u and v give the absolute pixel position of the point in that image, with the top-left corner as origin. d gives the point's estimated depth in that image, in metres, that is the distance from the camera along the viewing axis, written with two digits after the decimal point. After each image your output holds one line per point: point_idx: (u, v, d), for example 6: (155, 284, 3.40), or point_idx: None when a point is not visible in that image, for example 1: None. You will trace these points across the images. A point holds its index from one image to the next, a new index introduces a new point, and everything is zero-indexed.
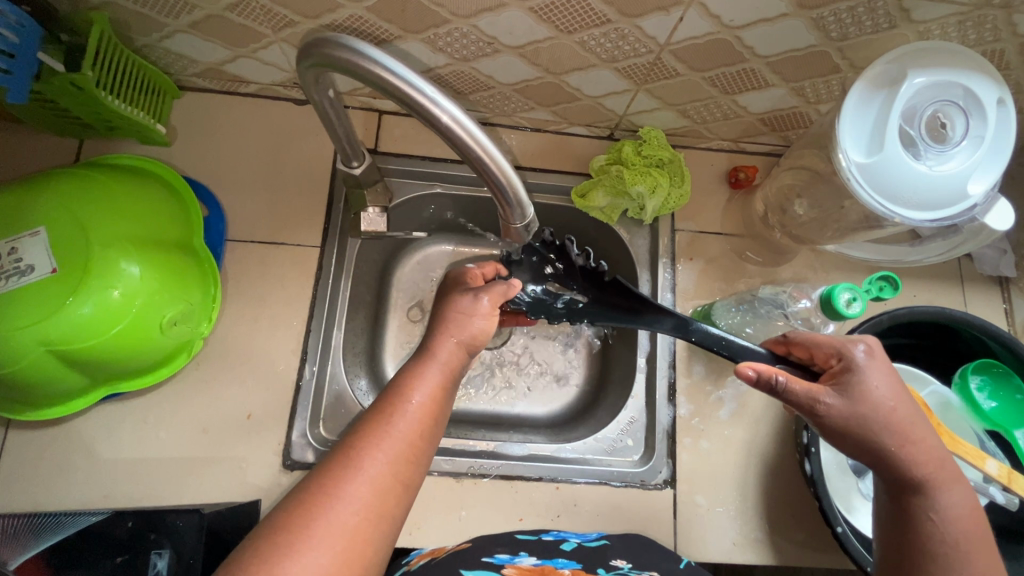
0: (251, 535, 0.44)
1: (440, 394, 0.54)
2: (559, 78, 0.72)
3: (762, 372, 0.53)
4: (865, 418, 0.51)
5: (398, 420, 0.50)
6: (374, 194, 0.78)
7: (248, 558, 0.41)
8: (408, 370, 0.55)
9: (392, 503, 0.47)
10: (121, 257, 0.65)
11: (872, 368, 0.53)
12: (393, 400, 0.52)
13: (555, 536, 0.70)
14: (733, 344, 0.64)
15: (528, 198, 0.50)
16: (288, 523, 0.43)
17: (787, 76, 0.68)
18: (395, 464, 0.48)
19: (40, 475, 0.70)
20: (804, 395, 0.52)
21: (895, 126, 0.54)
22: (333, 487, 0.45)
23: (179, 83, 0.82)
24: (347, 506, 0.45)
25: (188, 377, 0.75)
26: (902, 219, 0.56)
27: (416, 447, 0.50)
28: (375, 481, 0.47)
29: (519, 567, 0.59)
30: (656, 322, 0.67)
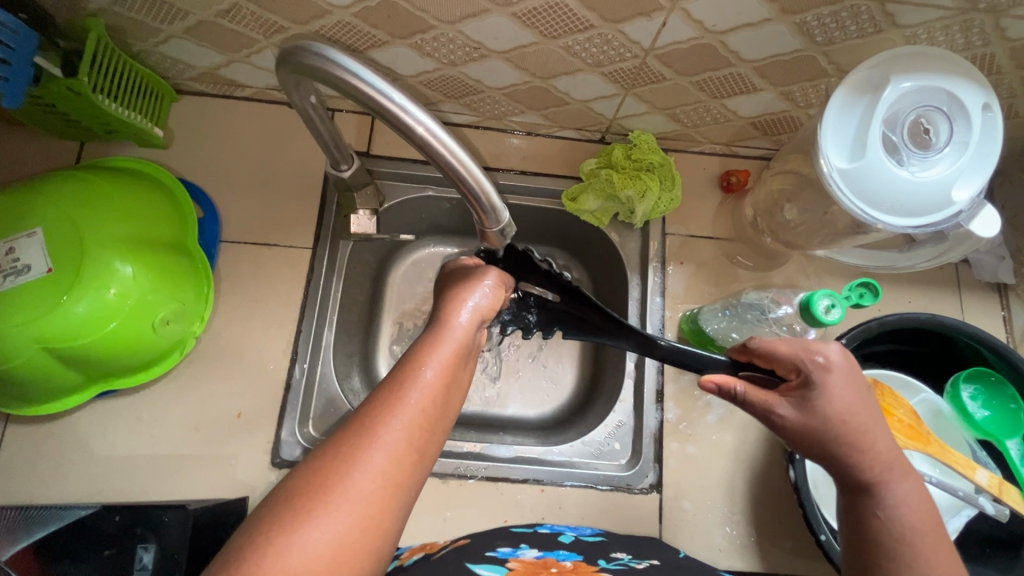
0: (264, 504, 0.42)
1: (455, 364, 0.53)
2: (547, 83, 0.73)
3: (722, 386, 0.56)
4: (816, 430, 0.52)
5: (413, 388, 0.49)
6: (365, 197, 0.79)
7: (262, 528, 0.40)
8: (421, 344, 0.54)
9: (409, 471, 0.45)
10: (116, 257, 0.67)
11: (831, 383, 0.53)
12: (406, 371, 0.50)
13: (552, 530, 0.69)
14: (695, 356, 0.65)
15: (503, 203, 0.51)
16: (303, 491, 0.42)
17: (775, 80, 0.68)
18: (412, 433, 0.47)
19: (36, 469, 0.72)
20: (760, 404, 0.55)
21: (877, 132, 0.54)
22: (349, 455, 0.44)
23: (177, 88, 0.84)
24: (364, 473, 0.43)
25: (181, 375, 0.76)
26: (885, 225, 0.55)
27: (432, 416, 0.49)
28: (392, 448, 0.45)
29: (523, 560, 0.56)
30: (622, 341, 0.69)
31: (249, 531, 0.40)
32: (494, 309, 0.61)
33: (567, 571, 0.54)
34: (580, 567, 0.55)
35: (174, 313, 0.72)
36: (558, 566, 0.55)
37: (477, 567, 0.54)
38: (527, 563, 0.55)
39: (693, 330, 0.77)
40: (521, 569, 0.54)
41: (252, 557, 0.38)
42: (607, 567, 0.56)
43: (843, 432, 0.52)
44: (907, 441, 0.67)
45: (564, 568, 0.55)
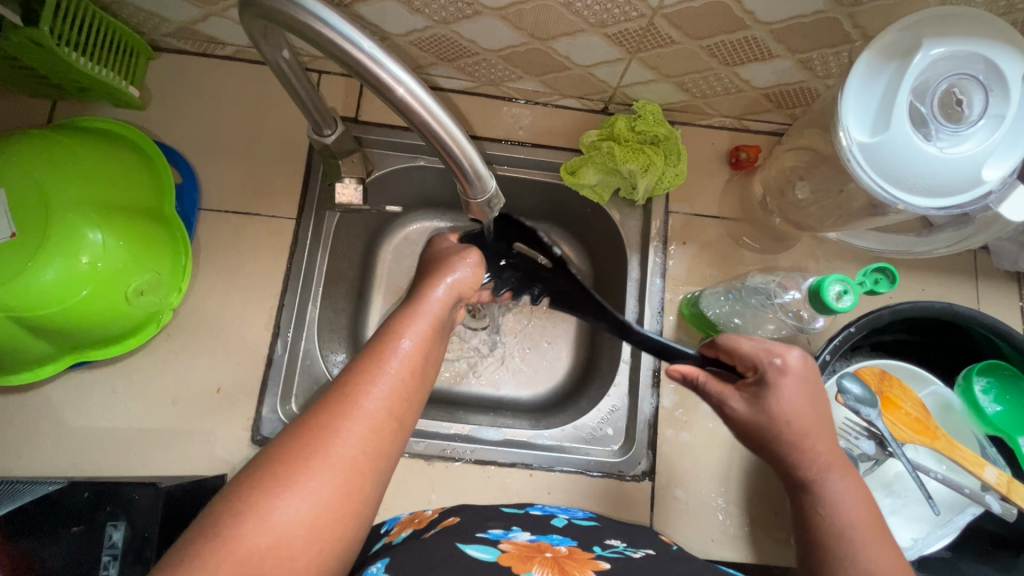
0: (243, 471, 0.41)
1: (432, 337, 0.51)
2: (546, 45, 0.68)
3: (685, 374, 0.57)
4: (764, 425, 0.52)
5: (392, 357, 0.47)
6: (351, 164, 0.75)
7: (238, 493, 0.39)
8: (398, 314, 0.52)
9: (388, 441, 0.44)
10: (86, 224, 0.63)
11: (785, 385, 0.52)
12: (384, 340, 0.49)
13: (544, 511, 0.65)
14: (665, 346, 0.63)
15: (490, 171, 0.46)
16: (283, 458, 0.41)
17: (793, 46, 0.62)
18: (390, 402, 0.45)
19: (8, 441, 0.69)
20: (716, 396, 0.56)
21: (904, 104, 0.49)
22: (327, 421, 0.42)
23: (154, 45, 0.79)
24: (343, 441, 0.42)
25: (158, 347, 0.74)
26: (906, 205, 0.51)
27: (410, 386, 0.47)
28: (370, 418, 0.44)
29: (517, 543, 0.52)
30: (600, 319, 0.65)
31: (228, 497, 0.39)
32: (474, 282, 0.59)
33: (563, 557, 0.50)
34: (577, 553, 0.52)
35: (149, 283, 0.69)
36: (553, 551, 0.51)
37: (467, 548, 0.50)
38: (521, 546, 0.51)
39: (694, 314, 0.74)
40: (514, 551, 0.50)
41: (229, 521, 0.37)
42: (604, 555, 0.52)
43: (787, 420, 0.51)
44: (912, 434, 0.65)
45: (560, 553, 0.51)
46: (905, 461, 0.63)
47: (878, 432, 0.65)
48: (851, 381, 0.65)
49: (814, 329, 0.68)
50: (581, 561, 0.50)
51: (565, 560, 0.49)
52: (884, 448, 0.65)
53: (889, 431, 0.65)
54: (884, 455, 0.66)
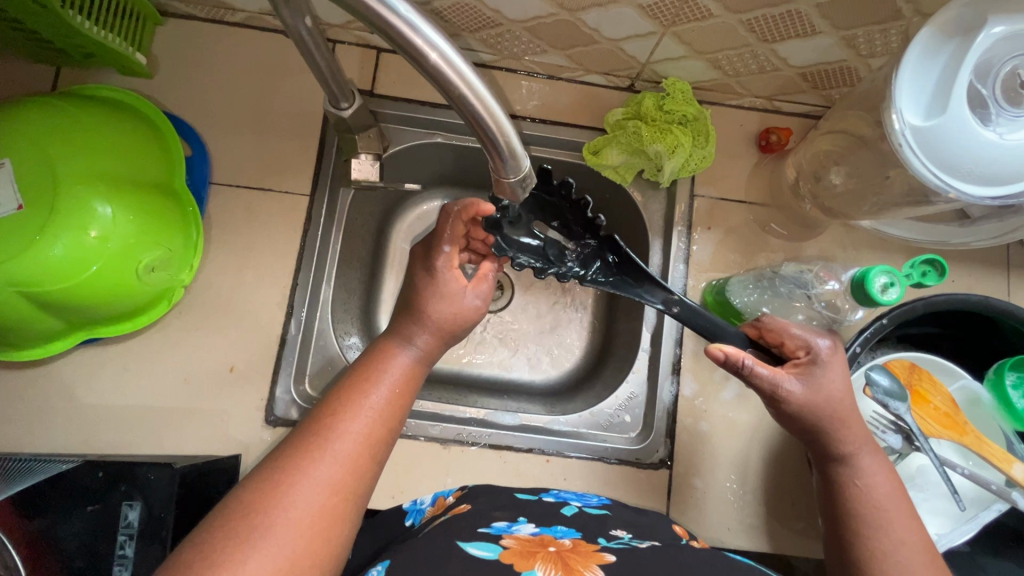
0: (212, 517, 0.41)
1: (403, 387, 0.51)
2: (575, 16, 0.64)
3: (731, 355, 0.53)
4: (819, 405, 0.52)
5: (360, 412, 0.47)
6: (367, 140, 0.72)
7: (193, 552, 0.38)
8: (376, 355, 0.53)
9: (359, 485, 0.45)
10: (94, 197, 0.61)
11: (835, 365, 0.54)
12: (356, 386, 0.49)
13: (556, 499, 0.63)
14: (710, 324, 0.59)
15: (525, 150, 0.44)
16: (259, 500, 0.41)
17: (837, 22, 0.59)
18: (355, 456, 0.45)
19: (20, 417, 0.68)
20: (767, 379, 0.53)
21: (965, 83, 0.46)
22: (300, 465, 0.43)
23: (162, 9, 0.76)
24: (316, 484, 0.43)
25: (170, 325, 0.72)
26: (958, 193, 0.48)
27: (377, 439, 0.47)
28: (346, 460, 0.45)
29: (518, 537, 0.51)
30: (646, 293, 0.61)
31: (182, 558, 0.38)
32: (459, 321, 0.56)
33: (566, 550, 0.49)
34: (580, 546, 0.50)
35: (161, 260, 0.67)
36: (556, 545, 0.50)
37: (467, 546, 0.48)
38: (522, 541, 0.50)
39: (718, 301, 0.72)
40: (515, 546, 0.49)
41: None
42: (608, 547, 0.51)
43: (840, 398, 0.53)
44: (941, 429, 0.64)
45: (563, 547, 0.49)
46: (932, 456, 0.63)
47: (905, 426, 0.64)
48: (878, 374, 0.64)
49: (849, 321, 0.67)
50: (585, 554, 0.48)
51: (568, 553, 0.48)
52: (912, 442, 0.64)
53: (918, 425, 0.64)
54: (910, 449, 0.65)
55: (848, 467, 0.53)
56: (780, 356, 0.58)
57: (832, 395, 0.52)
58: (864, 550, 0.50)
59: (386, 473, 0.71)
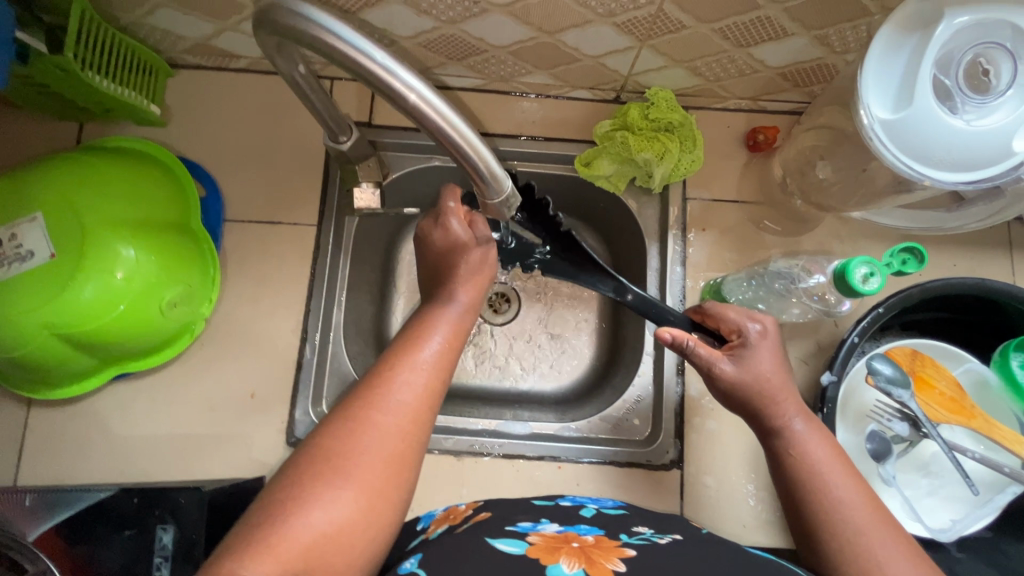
0: (282, 471, 0.43)
1: (456, 337, 0.54)
2: (555, 38, 0.67)
3: (677, 337, 0.57)
4: (749, 384, 0.55)
5: (421, 356, 0.51)
6: (367, 169, 0.76)
7: (281, 493, 0.41)
8: (427, 312, 0.56)
9: (422, 427, 0.47)
10: (118, 242, 0.65)
11: (763, 346, 0.57)
12: (415, 338, 0.53)
13: (573, 502, 0.64)
14: (659, 309, 0.67)
15: (504, 171, 0.46)
16: (335, 444, 0.44)
17: (807, 23, 0.61)
18: (421, 397, 0.48)
19: (60, 452, 0.73)
20: (703, 359, 0.58)
21: (926, 76, 0.47)
22: (362, 418, 0.45)
23: (172, 62, 0.81)
24: (378, 437, 0.44)
25: (193, 357, 0.76)
26: (933, 181, 0.49)
27: (438, 383, 0.50)
28: (408, 409, 0.47)
29: (545, 535, 0.52)
30: (599, 282, 0.69)
31: (271, 498, 0.41)
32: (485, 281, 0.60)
33: (590, 545, 0.50)
34: (603, 542, 0.51)
35: (181, 295, 0.71)
36: (580, 541, 0.51)
37: (495, 542, 0.50)
38: (548, 539, 0.51)
39: (715, 300, 0.74)
40: (541, 544, 0.50)
41: (274, 518, 0.39)
42: (630, 542, 0.51)
43: (769, 377, 0.55)
44: (949, 415, 0.64)
45: (587, 543, 0.51)
46: (940, 442, 0.63)
47: (910, 413, 0.64)
48: (879, 363, 0.64)
49: (840, 312, 0.69)
50: (607, 548, 0.49)
51: (591, 548, 0.49)
52: (919, 429, 0.65)
53: (923, 412, 0.63)
54: (918, 436, 0.65)
55: (784, 438, 0.53)
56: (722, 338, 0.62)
57: (760, 375, 0.55)
58: (807, 506, 0.50)
59: None
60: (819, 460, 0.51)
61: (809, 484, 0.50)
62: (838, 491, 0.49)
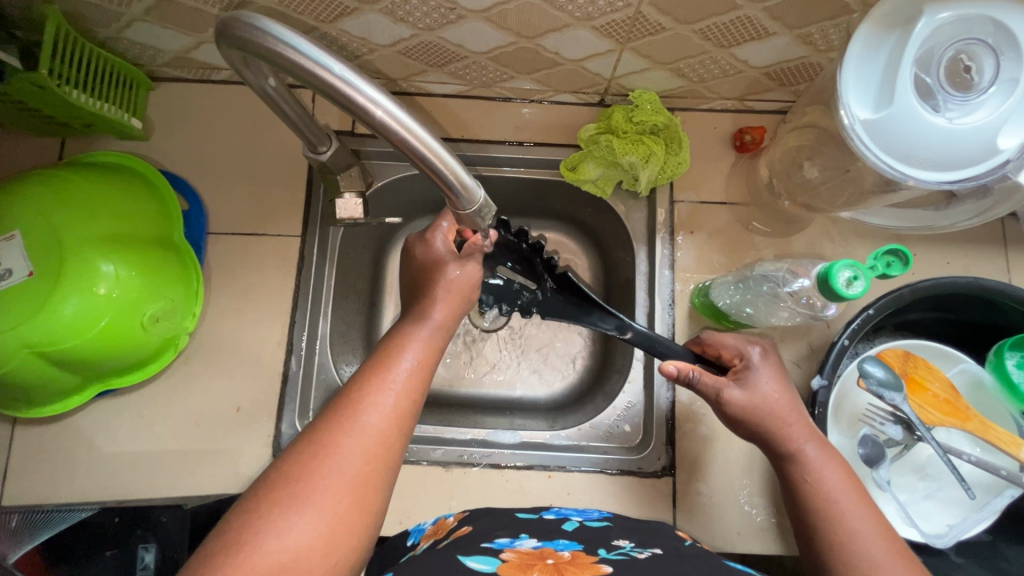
0: (253, 489, 0.43)
1: (430, 356, 0.55)
2: (534, 43, 0.67)
3: (681, 369, 0.58)
4: (758, 408, 0.55)
5: (394, 375, 0.51)
6: (349, 179, 0.74)
7: (252, 512, 0.41)
8: (398, 334, 0.56)
9: (395, 445, 0.47)
10: (98, 258, 0.65)
11: (766, 369, 0.57)
12: (387, 357, 0.53)
13: (557, 515, 0.64)
14: (661, 343, 0.67)
15: (476, 182, 0.45)
16: (307, 462, 0.43)
17: (789, 22, 0.60)
18: (394, 416, 0.48)
19: (45, 471, 0.72)
20: (711, 388, 0.57)
21: (906, 75, 0.46)
22: (334, 436, 0.45)
23: (153, 75, 0.81)
24: (351, 455, 0.45)
25: (178, 371, 0.75)
26: (915, 181, 0.48)
27: (412, 401, 0.50)
28: (377, 431, 0.47)
29: (519, 550, 0.51)
30: (601, 321, 0.69)
31: (241, 515, 0.41)
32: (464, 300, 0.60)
33: (564, 562, 0.49)
34: (579, 557, 0.50)
35: (164, 310, 0.70)
36: (555, 557, 0.50)
37: (467, 559, 0.49)
38: (522, 555, 0.50)
39: (705, 305, 0.72)
40: (514, 560, 0.49)
41: (244, 537, 0.39)
42: (607, 558, 0.50)
43: (776, 399, 0.55)
44: (942, 416, 0.63)
45: (562, 559, 0.50)
46: (935, 446, 0.61)
47: (904, 416, 0.63)
48: (872, 365, 0.62)
49: (826, 316, 0.65)
50: (583, 565, 0.48)
51: (566, 565, 0.48)
52: (913, 432, 0.63)
53: (917, 415, 0.62)
54: (913, 440, 0.64)
55: (792, 461, 0.52)
56: (721, 365, 0.63)
57: (767, 397, 0.55)
58: None
59: (393, 499, 0.73)
60: (833, 486, 0.51)
61: (827, 517, 0.50)
62: (849, 519, 0.48)
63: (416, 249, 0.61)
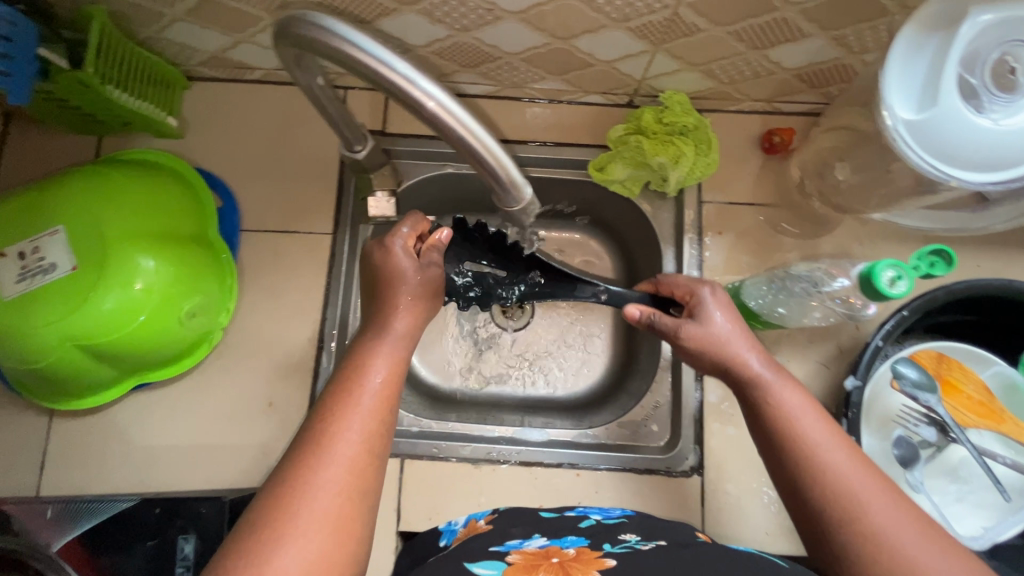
0: (232, 535, 0.42)
1: (398, 367, 0.53)
2: (568, 44, 0.67)
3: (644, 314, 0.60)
4: (715, 343, 0.56)
5: (362, 395, 0.50)
6: (382, 177, 0.75)
7: (231, 560, 0.40)
8: (362, 347, 0.55)
9: (371, 468, 0.47)
10: (138, 253, 0.66)
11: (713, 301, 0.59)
12: (352, 376, 0.51)
13: (577, 512, 0.64)
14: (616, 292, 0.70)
15: (525, 179, 0.46)
16: (282, 503, 0.43)
17: (825, 24, 0.61)
18: (366, 439, 0.47)
19: (81, 463, 0.73)
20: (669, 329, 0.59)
21: (951, 76, 0.47)
22: (307, 472, 0.44)
23: (188, 75, 0.82)
24: (325, 490, 0.44)
25: (211, 366, 0.77)
26: (959, 181, 0.48)
27: (383, 419, 0.49)
28: (350, 459, 0.46)
29: (524, 551, 0.52)
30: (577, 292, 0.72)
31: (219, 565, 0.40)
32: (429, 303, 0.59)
33: (569, 560, 0.49)
34: (584, 553, 0.51)
35: (200, 305, 0.72)
36: (560, 556, 0.50)
37: (473, 566, 0.49)
38: (528, 556, 0.51)
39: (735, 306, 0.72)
40: (521, 562, 0.50)
41: None
42: (612, 552, 0.50)
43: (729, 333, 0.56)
44: (976, 418, 0.63)
45: (567, 557, 0.50)
46: (970, 448, 0.61)
47: (938, 418, 0.63)
48: (906, 366, 0.63)
49: (865, 315, 0.66)
50: (587, 561, 0.49)
51: (571, 563, 0.49)
52: (946, 434, 0.63)
53: (951, 416, 0.63)
54: (947, 442, 0.64)
55: None
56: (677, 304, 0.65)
57: (720, 333, 0.56)
58: None
59: (423, 495, 0.74)
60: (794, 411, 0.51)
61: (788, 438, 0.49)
62: None
63: (373, 257, 0.59)
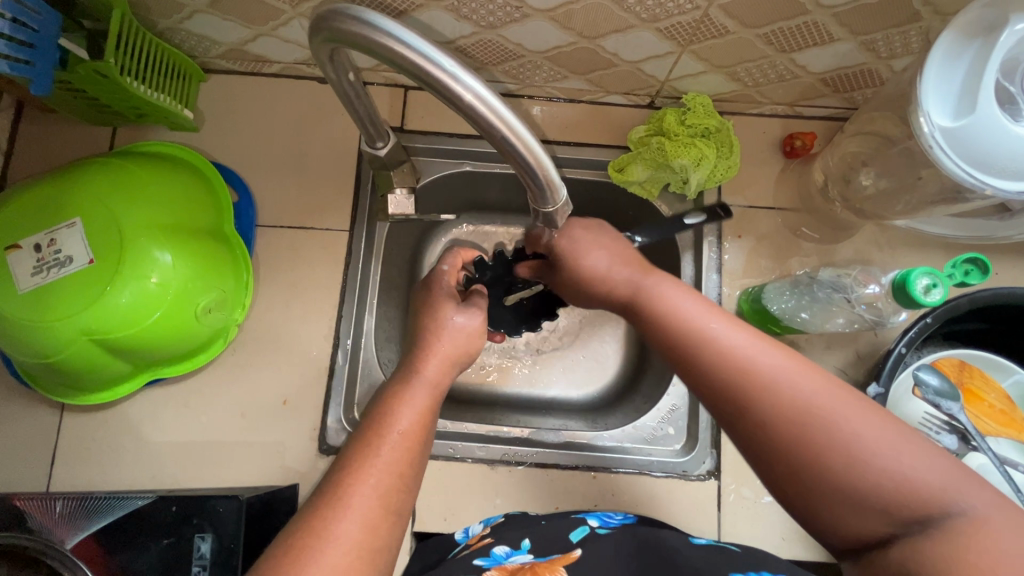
0: None
1: (425, 418, 0.51)
2: (594, 43, 0.67)
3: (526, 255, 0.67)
4: (592, 273, 0.57)
5: (386, 445, 0.47)
6: (402, 175, 0.75)
7: None
8: (393, 388, 0.53)
9: (390, 528, 0.43)
10: (155, 247, 0.65)
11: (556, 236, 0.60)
12: (378, 420, 0.49)
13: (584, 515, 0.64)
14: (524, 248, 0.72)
15: (561, 179, 0.45)
16: (292, 560, 0.39)
17: (855, 28, 0.60)
18: (386, 495, 0.44)
19: (92, 459, 0.73)
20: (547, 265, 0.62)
21: (991, 83, 0.46)
22: (322, 524, 0.41)
23: (205, 67, 0.81)
24: (338, 549, 0.40)
25: (225, 362, 0.76)
26: (993, 190, 0.49)
27: (406, 471, 0.46)
28: (368, 514, 0.43)
29: (502, 568, 0.52)
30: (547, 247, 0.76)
31: None
32: (471, 345, 0.58)
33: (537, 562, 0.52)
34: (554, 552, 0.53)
35: (216, 301, 0.71)
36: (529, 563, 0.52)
37: None
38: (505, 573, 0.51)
39: (754, 310, 0.71)
40: None
41: None
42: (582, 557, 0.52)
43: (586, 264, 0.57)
44: (997, 426, 0.64)
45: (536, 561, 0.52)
46: (991, 456, 0.62)
47: (961, 427, 0.63)
48: (928, 374, 0.63)
49: (892, 322, 0.67)
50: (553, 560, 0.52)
51: (538, 566, 0.51)
52: (968, 442, 0.64)
53: (973, 423, 0.63)
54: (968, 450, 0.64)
55: None
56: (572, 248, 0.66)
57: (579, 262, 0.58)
58: None
59: (438, 495, 0.73)
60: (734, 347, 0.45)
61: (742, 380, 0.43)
62: None
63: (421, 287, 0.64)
